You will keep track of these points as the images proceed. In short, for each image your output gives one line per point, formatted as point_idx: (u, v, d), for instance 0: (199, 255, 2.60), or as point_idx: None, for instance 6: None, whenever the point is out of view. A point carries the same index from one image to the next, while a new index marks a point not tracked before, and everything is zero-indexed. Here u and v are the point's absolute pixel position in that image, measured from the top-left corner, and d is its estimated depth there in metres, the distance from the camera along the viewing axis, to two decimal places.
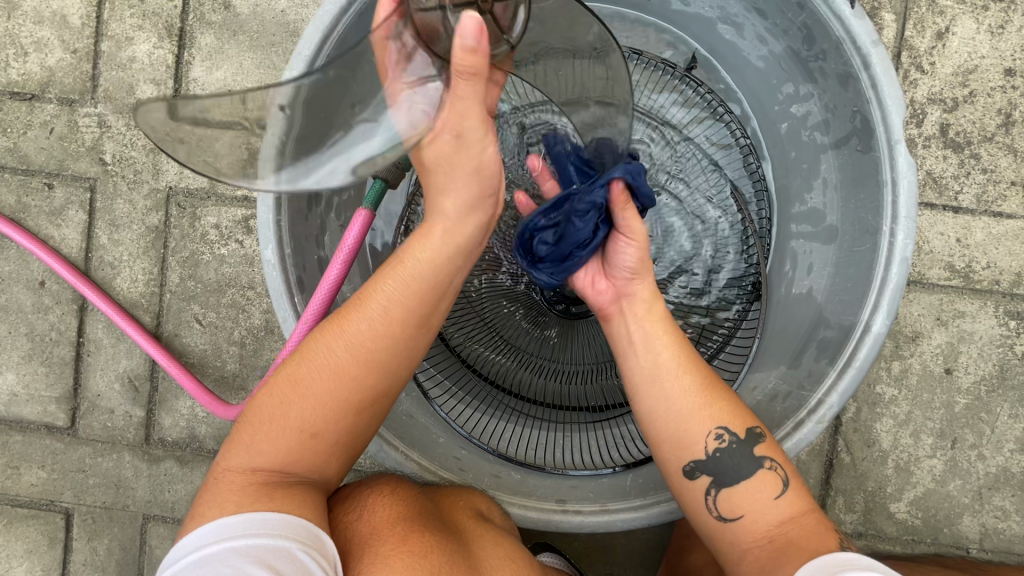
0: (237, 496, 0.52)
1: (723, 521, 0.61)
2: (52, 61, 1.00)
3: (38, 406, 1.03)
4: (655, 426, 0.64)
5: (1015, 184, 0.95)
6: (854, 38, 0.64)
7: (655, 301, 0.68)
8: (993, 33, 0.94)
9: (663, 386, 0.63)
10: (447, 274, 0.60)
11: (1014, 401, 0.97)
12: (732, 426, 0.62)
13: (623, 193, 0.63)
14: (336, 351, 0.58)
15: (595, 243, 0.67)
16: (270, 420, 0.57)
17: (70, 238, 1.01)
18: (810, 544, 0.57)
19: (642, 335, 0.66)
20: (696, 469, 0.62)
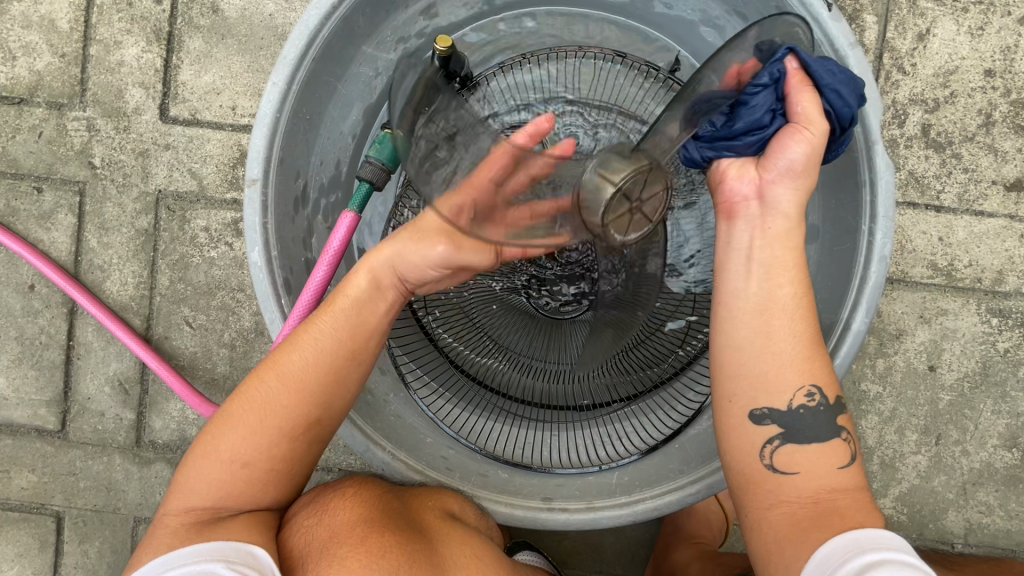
0: (170, 539, 0.55)
1: (774, 472, 0.58)
2: (41, 65, 1.00)
3: (28, 409, 1.03)
4: (744, 355, 0.60)
5: (996, 183, 0.97)
6: (832, 40, 0.66)
7: (793, 226, 0.62)
8: (974, 34, 0.96)
9: (769, 319, 0.59)
10: (377, 313, 0.67)
11: (997, 398, 0.98)
12: (824, 388, 0.60)
13: (798, 73, 0.60)
14: (268, 383, 0.62)
15: (768, 131, 0.61)
16: (203, 456, 0.61)
17: (59, 241, 1.01)
18: (856, 515, 0.54)
19: (764, 261, 0.61)
20: (767, 416, 0.59)
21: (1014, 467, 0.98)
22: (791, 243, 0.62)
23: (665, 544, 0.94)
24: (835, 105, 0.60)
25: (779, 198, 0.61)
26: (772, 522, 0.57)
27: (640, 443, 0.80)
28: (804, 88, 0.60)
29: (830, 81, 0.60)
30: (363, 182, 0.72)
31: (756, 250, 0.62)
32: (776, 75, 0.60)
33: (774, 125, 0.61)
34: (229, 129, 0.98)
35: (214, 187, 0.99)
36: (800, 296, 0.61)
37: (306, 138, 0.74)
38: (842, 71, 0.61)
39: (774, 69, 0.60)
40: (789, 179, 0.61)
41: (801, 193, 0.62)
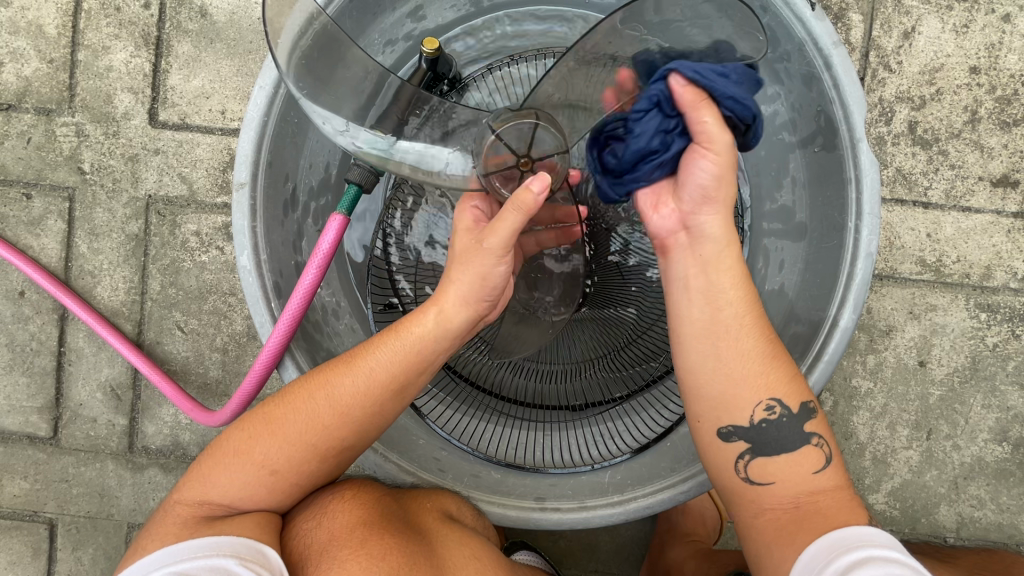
0: (178, 530, 0.55)
1: (752, 484, 0.59)
2: (28, 71, 1.00)
3: (20, 416, 1.03)
4: (702, 379, 0.61)
5: (982, 179, 0.97)
6: (816, 39, 0.66)
7: (727, 245, 0.62)
8: (958, 32, 0.97)
9: (717, 342, 0.60)
10: (435, 350, 0.66)
11: (986, 392, 0.99)
12: (784, 399, 0.60)
13: (689, 90, 0.59)
14: (318, 399, 0.62)
15: (668, 156, 0.61)
16: (236, 454, 0.61)
17: (49, 247, 1.00)
18: (838, 517, 0.55)
19: (704, 288, 0.62)
20: (734, 434, 0.59)
21: (1004, 461, 0.99)
22: (725, 266, 0.62)
23: (659, 543, 0.94)
24: (735, 112, 0.59)
25: (704, 226, 0.62)
26: (758, 530, 0.58)
27: (631, 442, 0.80)
28: (695, 104, 0.59)
29: (723, 85, 0.58)
30: (352, 184, 0.71)
31: (692, 279, 0.62)
32: (660, 99, 0.60)
33: (673, 147, 0.61)
34: (219, 133, 0.98)
35: (204, 191, 0.99)
36: (748, 317, 0.61)
37: (294, 142, 0.74)
38: (735, 70, 0.59)
39: (656, 93, 0.59)
40: (704, 210, 0.62)
41: (724, 214, 0.62)
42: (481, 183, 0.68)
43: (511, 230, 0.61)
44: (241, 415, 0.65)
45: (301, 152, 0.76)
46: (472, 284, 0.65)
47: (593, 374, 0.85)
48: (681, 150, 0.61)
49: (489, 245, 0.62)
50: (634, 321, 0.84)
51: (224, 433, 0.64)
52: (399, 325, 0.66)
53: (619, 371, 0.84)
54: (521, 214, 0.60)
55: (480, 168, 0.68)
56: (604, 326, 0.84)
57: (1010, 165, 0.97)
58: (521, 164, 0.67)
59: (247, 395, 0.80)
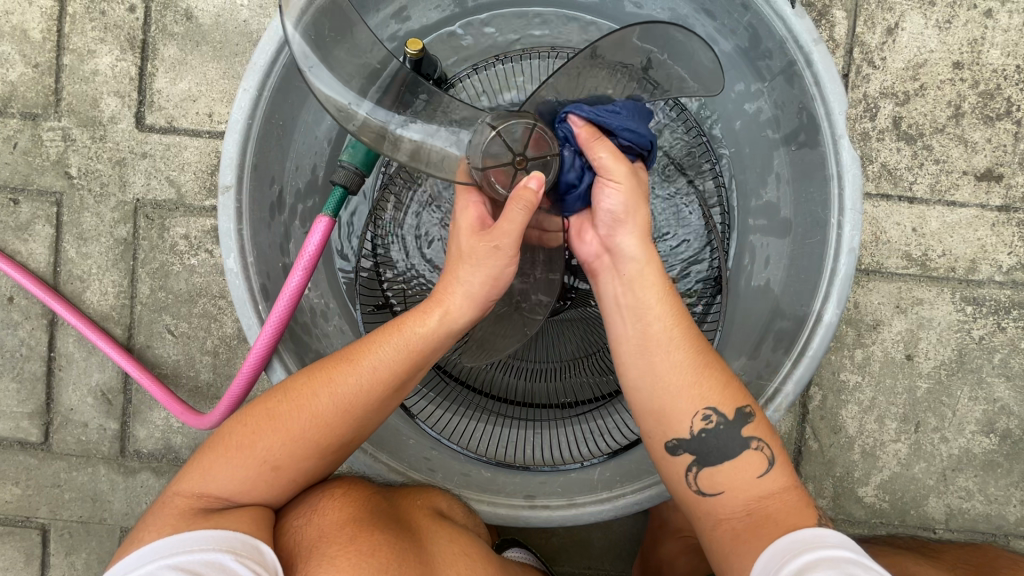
0: (174, 521, 0.55)
1: (703, 494, 0.61)
2: (14, 76, 0.99)
3: (10, 422, 1.02)
4: (640, 396, 0.64)
5: (967, 174, 0.98)
6: (796, 37, 0.67)
7: (648, 261, 0.67)
8: (941, 27, 0.97)
9: (651, 358, 0.63)
10: (437, 349, 0.67)
11: (973, 384, 1.00)
12: (719, 407, 0.62)
13: (587, 127, 0.66)
14: (320, 398, 0.62)
15: (581, 188, 0.69)
16: (237, 447, 0.61)
17: (38, 252, 1.00)
18: (789, 519, 0.57)
19: (632, 304, 0.66)
20: (679, 446, 0.62)
21: (992, 452, 1.00)
22: (649, 283, 0.66)
23: (650, 538, 0.95)
24: (631, 141, 0.69)
25: (623, 244, 0.67)
26: (714, 538, 0.60)
27: (621, 439, 0.81)
28: (593, 137, 0.67)
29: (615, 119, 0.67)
30: (338, 186, 0.72)
31: (621, 298, 0.67)
32: (566, 137, 0.68)
33: (586, 179, 0.68)
34: (206, 136, 0.98)
35: (192, 195, 0.99)
36: (676, 330, 0.64)
37: (280, 144, 0.74)
38: (625, 107, 0.69)
39: (562, 131, 0.68)
40: (622, 229, 0.67)
41: (641, 233, 0.67)
42: (475, 177, 0.66)
43: (518, 225, 0.62)
44: (241, 408, 0.65)
45: (287, 154, 0.76)
46: (477, 279, 0.65)
47: (583, 372, 0.85)
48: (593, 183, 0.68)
49: (502, 245, 0.63)
50: None
51: (225, 426, 0.63)
52: (402, 320, 0.66)
53: (609, 369, 0.85)
54: (527, 210, 0.62)
55: (474, 163, 0.66)
56: (594, 325, 0.85)
57: (993, 159, 0.98)
58: (517, 164, 0.66)
59: (236, 398, 0.80)
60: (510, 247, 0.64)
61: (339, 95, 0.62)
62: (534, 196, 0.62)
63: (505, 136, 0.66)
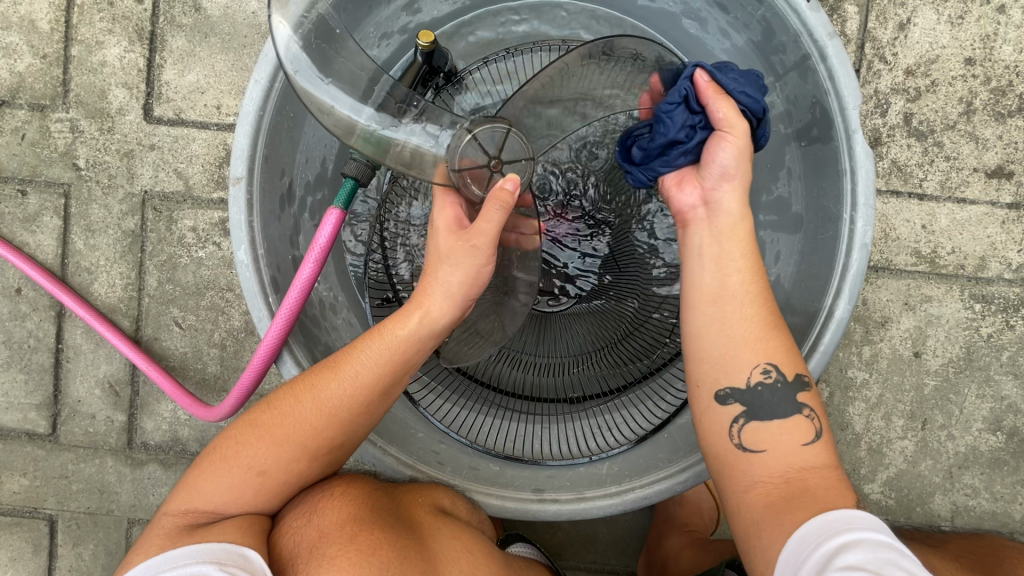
0: (161, 540, 0.55)
1: (744, 452, 0.59)
2: (22, 67, 0.99)
3: (18, 413, 1.03)
4: (702, 343, 0.62)
5: (977, 171, 0.98)
6: (811, 31, 0.66)
7: (742, 218, 0.64)
8: (953, 23, 0.97)
9: (722, 306, 0.62)
10: (418, 351, 0.66)
11: (981, 382, 1.00)
12: (780, 365, 0.60)
13: (710, 84, 0.65)
14: (302, 405, 0.62)
15: (690, 145, 0.66)
16: (223, 459, 0.61)
17: (45, 244, 1.00)
18: (827, 493, 0.54)
19: (716, 254, 0.64)
20: (730, 395, 0.60)
21: (998, 450, 1.00)
22: (738, 239, 0.64)
23: (656, 533, 0.95)
24: (748, 106, 0.65)
25: (722, 199, 0.65)
26: (749, 504, 0.57)
27: (629, 433, 0.81)
28: (719, 98, 0.64)
29: (735, 84, 0.65)
30: (348, 178, 0.71)
31: (707, 248, 0.65)
32: (685, 91, 0.66)
33: (696, 137, 0.66)
34: (214, 128, 0.98)
35: (200, 187, 0.98)
36: (753, 283, 0.62)
37: (291, 136, 0.74)
38: (743, 74, 0.67)
39: (682, 85, 0.66)
40: (728, 186, 0.65)
41: (742, 192, 0.65)
42: (452, 178, 0.67)
43: (493, 228, 0.63)
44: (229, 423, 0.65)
45: (297, 146, 0.76)
46: (458, 282, 0.66)
47: (592, 366, 0.85)
48: (705, 141, 0.66)
49: (477, 244, 0.64)
50: (631, 315, 0.84)
51: (213, 441, 0.64)
52: (385, 324, 0.66)
53: (618, 364, 0.85)
54: (504, 209, 0.63)
55: (451, 165, 0.67)
56: (603, 319, 0.85)
57: (1004, 156, 0.98)
58: (492, 166, 0.69)
59: (244, 391, 0.80)
60: (486, 245, 0.64)
61: (333, 98, 0.63)
62: (511, 196, 0.63)
63: (481, 139, 0.68)
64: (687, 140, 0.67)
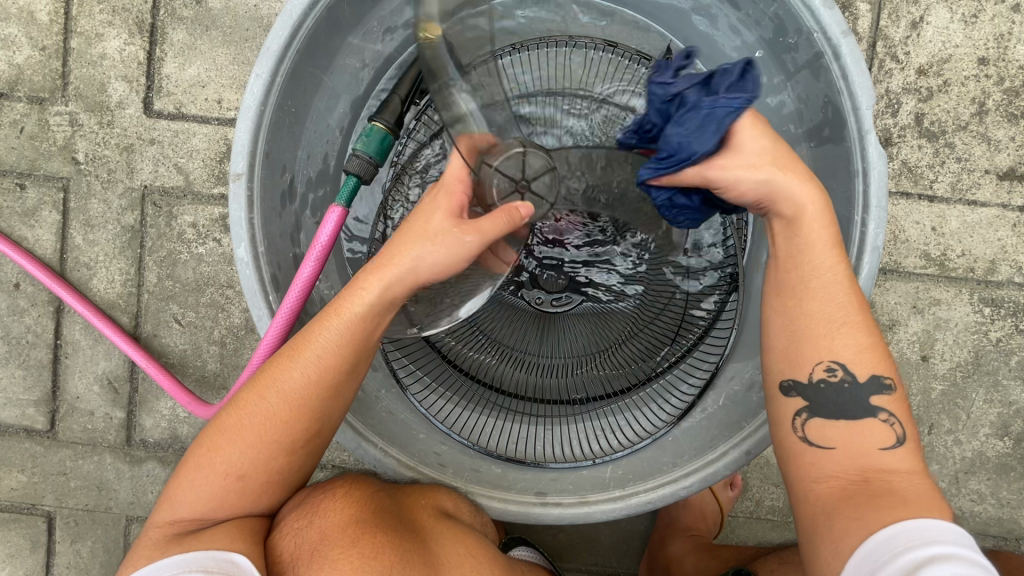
0: (150, 551, 0.55)
1: (809, 445, 0.60)
2: (20, 59, 0.98)
3: (16, 409, 1.02)
4: (769, 337, 0.64)
5: (989, 173, 0.96)
6: (824, 29, 0.65)
7: (802, 214, 0.61)
8: (967, 22, 0.95)
9: (792, 301, 0.63)
10: (378, 325, 0.63)
11: (989, 387, 0.98)
12: (850, 365, 0.60)
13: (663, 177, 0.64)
14: (267, 397, 0.60)
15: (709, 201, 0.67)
16: (197, 467, 0.60)
17: (44, 239, 0.99)
18: (911, 495, 0.54)
19: (784, 254, 0.64)
20: (793, 388, 0.62)
21: (1005, 456, 0.99)
22: (806, 237, 0.62)
23: (659, 536, 0.94)
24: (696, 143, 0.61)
25: (784, 205, 0.61)
26: (817, 495, 0.57)
27: (633, 436, 0.80)
28: (672, 182, 0.64)
29: (667, 155, 0.62)
30: (351, 175, 0.70)
31: (778, 255, 0.64)
32: (662, 196, 0.67)
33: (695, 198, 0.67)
34: (215, 123, 0.96)
35: (201, 182, 0.97)
36: (829, 276, 0.61)
37: (292, 132, 0.73)
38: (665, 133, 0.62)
39: (658, 197, 0.68)
40: (768, 200, 0.62)
41: (804, 188, 0.60)
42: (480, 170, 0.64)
43: (490, 228, 0.60)
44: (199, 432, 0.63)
45: (298, 143, 0.75)
46: (434, 260, 0.61)
47: (597, 367, 0.84)
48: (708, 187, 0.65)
49: (471, 241, 0.60)
50: (634, 315, 0.83)
51: (186, 453, 0.62)
52: (338, 302, 0.61)
53: (621, 365, 0.84)
54: (512, 224, 0.61)
55: (490, 157, 0.64)
56: (607, 321, 0.83)
57: (1016, 158, 0.96)
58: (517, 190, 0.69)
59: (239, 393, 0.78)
60: (468, 231, 0.60)
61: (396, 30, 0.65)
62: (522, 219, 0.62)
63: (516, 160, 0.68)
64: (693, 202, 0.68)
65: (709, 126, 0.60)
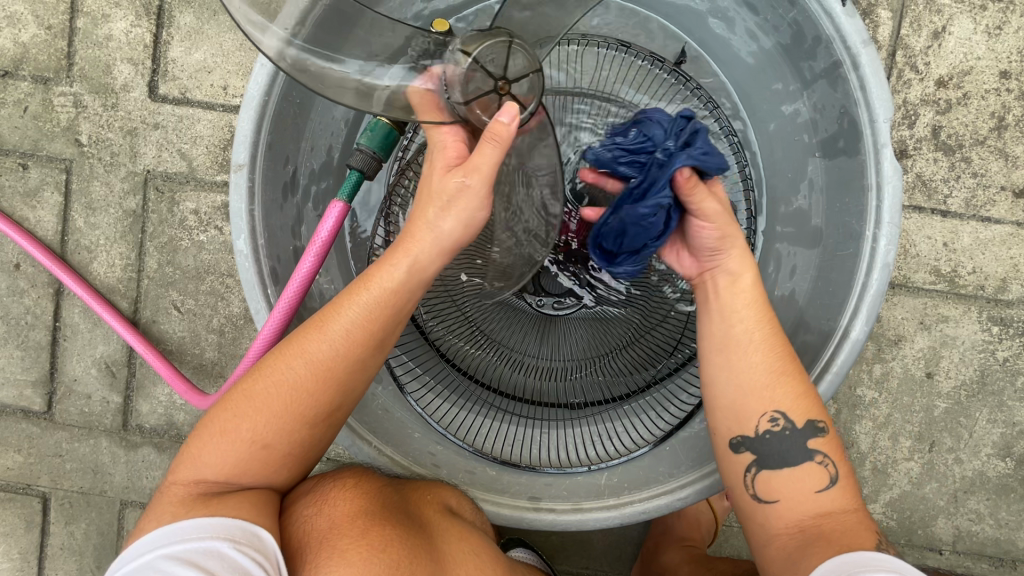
0: (174, 507, 0.51)
1: (757, 500, 0.61)
2: (26, 38, 0.97)
3: (14, 389, 1.02)
4: (713, 390, 0.64)
5: (1005, 189, 0.94)
6: (844, 37, 0.63)
7: (744, 273, 0.64)
8: (990, 33, 0.93)
9: (730, 357, 0.63)
10: (411, 298, 0.60)
11: (993, 407, 0.97)
12: (789, 412, 0.61)
13: (689, 178, 0.59)
14: (294, 366, 0.57)
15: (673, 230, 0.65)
16: (221, 433, 0.56)
17: (46, 220, 0.98)
18: (843, 539, 0.55)
19: (721, 307, 0.64)
20: (742, 443, 0.61)
21: (1006, 477, 0.98)
22: (748, 297, 0.64)
23: (653, 543, 0.94)
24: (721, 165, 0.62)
25: (730, 267, 0.64)
26: (768, 556, 0.59)
27: (630, 443, 0.79)
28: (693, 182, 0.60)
29: (710, 157, 0.61)
30: (354, 170, 0.68)
31: (721, 305, 0.64)
32: (666, 197, 0.61)
33: (673, 222, 0.63)
34: (220, 109, 0.95)
35: (204, 169, 0.96)
36: (758, 331, 0.63)
37: (296, 123, 0.72)
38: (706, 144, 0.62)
39: (662, 194, 0.60)
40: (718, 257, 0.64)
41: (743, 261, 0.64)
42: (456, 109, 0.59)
43: (489, 167, 0.56)
44: (219, 396, 0.60)
45: (302, 134, 0.74)
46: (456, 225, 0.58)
47: (596, 372, 0.83)
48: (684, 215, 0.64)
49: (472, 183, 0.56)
50: (636, 322, 0.82)
51: (204, 417, 0.59)
52: (370, 272, 0.59)
53: (619, 372, 0.83)
54: (499, 148, 0.55)
55: (447, 90, 0.59)
56: (608, 326, 0.83)
57: None
58: (498, 89, 0.58)
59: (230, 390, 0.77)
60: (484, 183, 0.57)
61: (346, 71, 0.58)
62: (503, 130, 0.55)
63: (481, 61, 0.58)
64: (667, 226, 0.63)
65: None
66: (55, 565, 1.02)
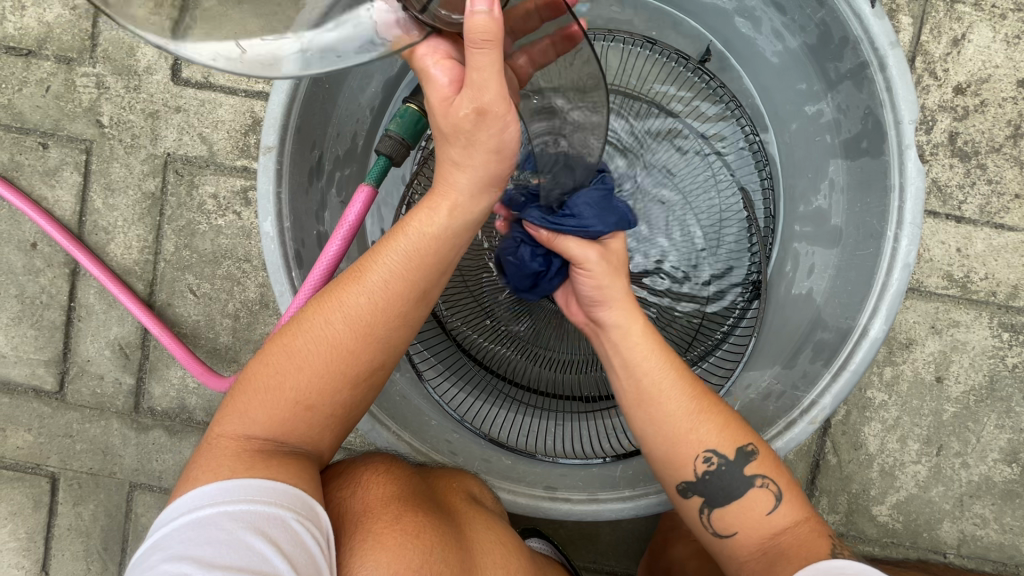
0: (233, 462, 0.50)
1: (717, 536, 0.62)
2: (50, 17, 0.97)
3: (27, 368, 1.02)
4: (647, 442, 0.64)
5: (1019, 197, 0.95)
6: (872, 39, 0.63)
7: (632, 322, 0.65)
8: (1009, 42, 0.94)
9: (650, 411, 0.63)
10: (451, 248, 0.59)
11: (1001, 412, 0.98)
12: (719, 449, 0.61)
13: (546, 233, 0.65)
14: (332, 322, 0.56)
15: (550, 271, 0.71)
16: (265, 390, 0.56)
17: (64, 200, 0.99)
18: (802, 552, 0.58)
19: (623, 361, 0.65)
20: (690, 489, 0.62)
21: (1012, 482, 0.98)
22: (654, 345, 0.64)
23: (662, 539, 0.94)
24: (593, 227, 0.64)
25: (606, 319, 0.65)
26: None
27: None
28: (557, 236, 0.65)
29: (573, 219, 0.64)
30: (381, 155, 0.68)
31: (625, 358, 0.64)
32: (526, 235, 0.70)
33: (553, 264, 0.70)
34: (243, 95, 0.96)
35: (224, 153, 0.96)
36: (668, 380, 0.63)
37: (325, 108, 0.72)
38: (581, 202, 0.65)
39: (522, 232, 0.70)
40: (601, 307, 0.66)
41: (626, 311, 0.65)
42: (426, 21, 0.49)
43: (495, 76, 0.47)
44: (258, 352, 0.59)
45: (330, 120, 0.74)
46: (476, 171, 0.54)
47: None
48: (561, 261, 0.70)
49: (484, 105, 0.48)
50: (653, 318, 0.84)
51: (245, 370, 0.58)
52: (405, 224, 0.58)
53: None
54: (495, 47, 0.45)
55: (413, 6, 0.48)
56: None
57: None
58: None
59: None
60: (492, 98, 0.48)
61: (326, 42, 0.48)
62: (497, 27, 0.45)
63: None
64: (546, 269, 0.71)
65: (612, 218, 0.66)
66: (61, 545, 1.02)
